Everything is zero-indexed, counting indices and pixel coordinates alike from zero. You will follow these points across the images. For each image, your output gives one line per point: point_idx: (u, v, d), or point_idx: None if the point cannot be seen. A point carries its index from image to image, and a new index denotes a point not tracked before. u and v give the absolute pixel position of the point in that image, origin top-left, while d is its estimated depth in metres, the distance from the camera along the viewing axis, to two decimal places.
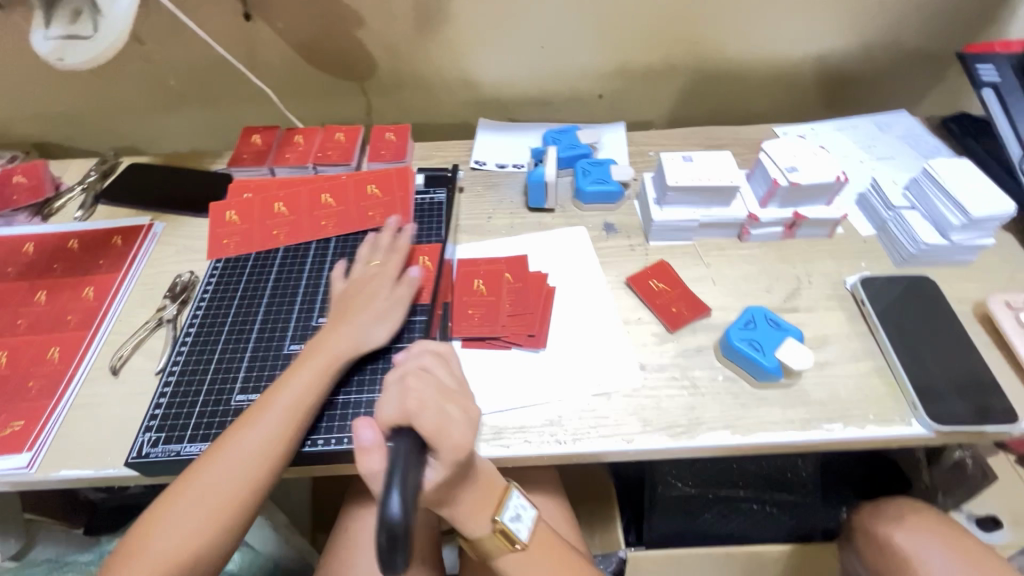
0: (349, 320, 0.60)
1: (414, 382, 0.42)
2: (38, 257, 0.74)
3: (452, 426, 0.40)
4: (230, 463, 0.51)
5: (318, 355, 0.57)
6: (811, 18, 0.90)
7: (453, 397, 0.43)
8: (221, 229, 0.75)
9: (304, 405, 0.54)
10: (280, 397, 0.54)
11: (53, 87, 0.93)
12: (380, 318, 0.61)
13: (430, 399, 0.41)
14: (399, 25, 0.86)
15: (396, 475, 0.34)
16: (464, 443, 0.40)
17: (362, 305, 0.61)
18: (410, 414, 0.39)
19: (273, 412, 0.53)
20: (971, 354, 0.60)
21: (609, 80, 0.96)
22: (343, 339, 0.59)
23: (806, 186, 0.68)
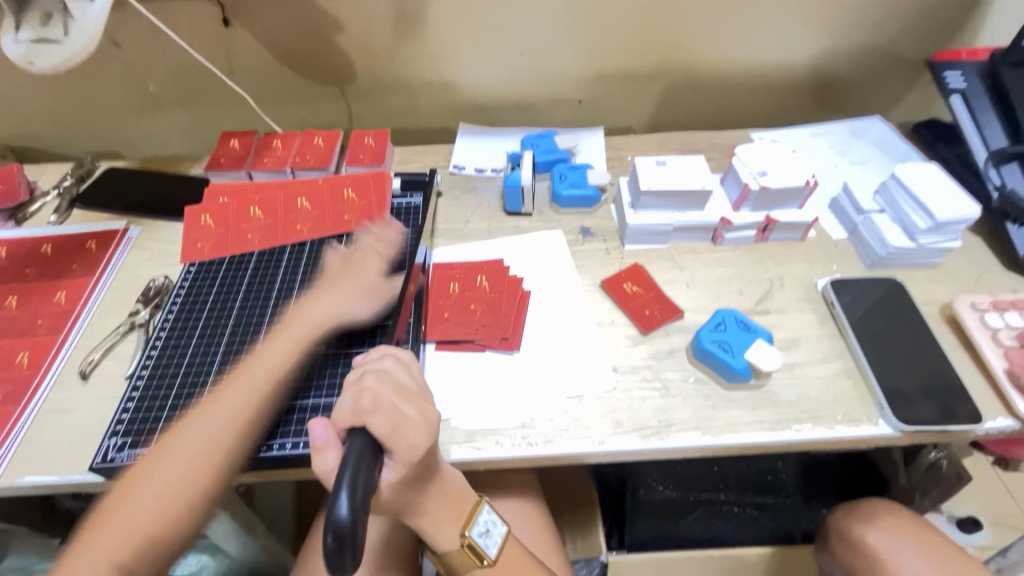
0: (330, 294, 0.64)
1: (371, 379, 0.41)
2: (10, 261, 0.74)
3: (407, 426, 0.39)
4: (195, 436, 0.53)
5: (298, 323, 0.62)
6: (784, 26, 0.92)
7: (411, 396, 0.42)
8: (196, 233, 0.75)
9: (274, 379, 0.57)
10: (250, 367, 0.58)
11: (30, 91, 0.92)
12: (361, 294, 0.64)
13: (386, 397, 0.40)
14: (378, 30, 0.87)
15: (346, 478, 0.34)
16: (418, 444, 0.39)
17: (330, 288, 0.65)
18: (363, 413, 0.38)
19: (240, 385, 0.56)
20: (937, 355, 0.61)
21: (587, 86, 0.97)
22: (310, 315, 0.62)
23: (777, 190, 0.69)
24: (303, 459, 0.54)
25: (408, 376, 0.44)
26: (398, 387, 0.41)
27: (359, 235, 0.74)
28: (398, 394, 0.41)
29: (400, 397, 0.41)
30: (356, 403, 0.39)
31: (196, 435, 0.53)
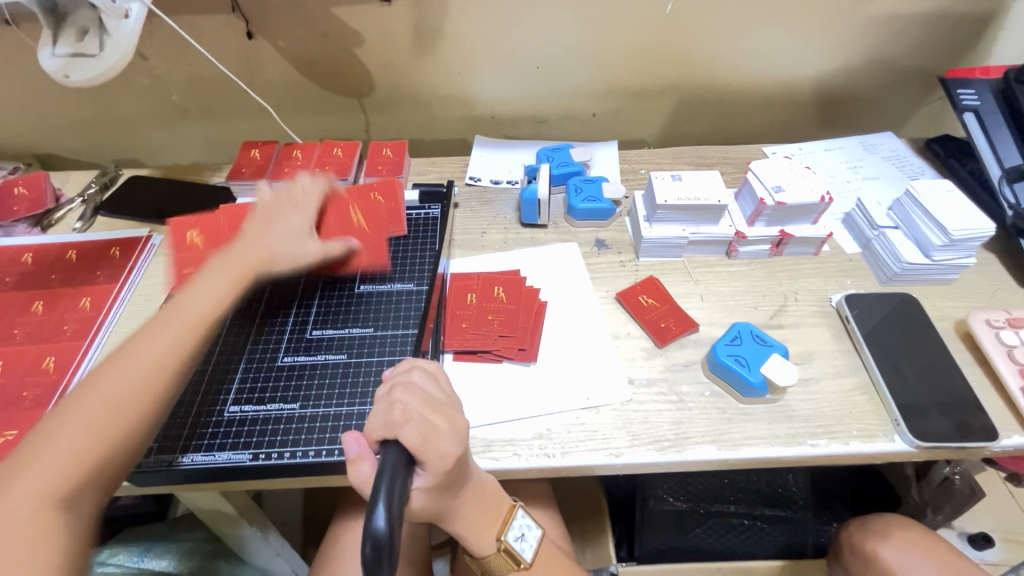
0: (268, 232, 0.62)
1: (400, 393, 0.43)
2: (36, 267, 0.75)
3: (437, 436, 0.41)
4: (120, 380, 0.47)
5: (231, 265, 0.58)
6: (798, 43, 0.93)
7: (440, 407, 0.44)
8: (184, 253, 0.71)
9: (212, 311, 0.54)
10: (183, 307, 0.53)
11: (57, 100, 0.95)
12: (295, 237, 0.63)
13: (416, 410, 0.42)
14: (397, 44, 0.89)
15: (383, 487, 0.35)
16: (449, 453, 0.41)
17: (269, 223, 0.64)
18: (396, 426, 0.40)
19: (173, 322, 0.52)
20: (952, 371, 0.61)
21: (602, 100, 0.98)
22: (260, 247, 0.61)
23: (792, 206, 0.70)
24: (324, 469, 0.55)
25: (436, 388, 0.46)
26: (427, 399, 0.43)
27: None
28: (427, 406, 0.43)
29: (429, 408, 0.43)
30: (388, 416, 0.41)
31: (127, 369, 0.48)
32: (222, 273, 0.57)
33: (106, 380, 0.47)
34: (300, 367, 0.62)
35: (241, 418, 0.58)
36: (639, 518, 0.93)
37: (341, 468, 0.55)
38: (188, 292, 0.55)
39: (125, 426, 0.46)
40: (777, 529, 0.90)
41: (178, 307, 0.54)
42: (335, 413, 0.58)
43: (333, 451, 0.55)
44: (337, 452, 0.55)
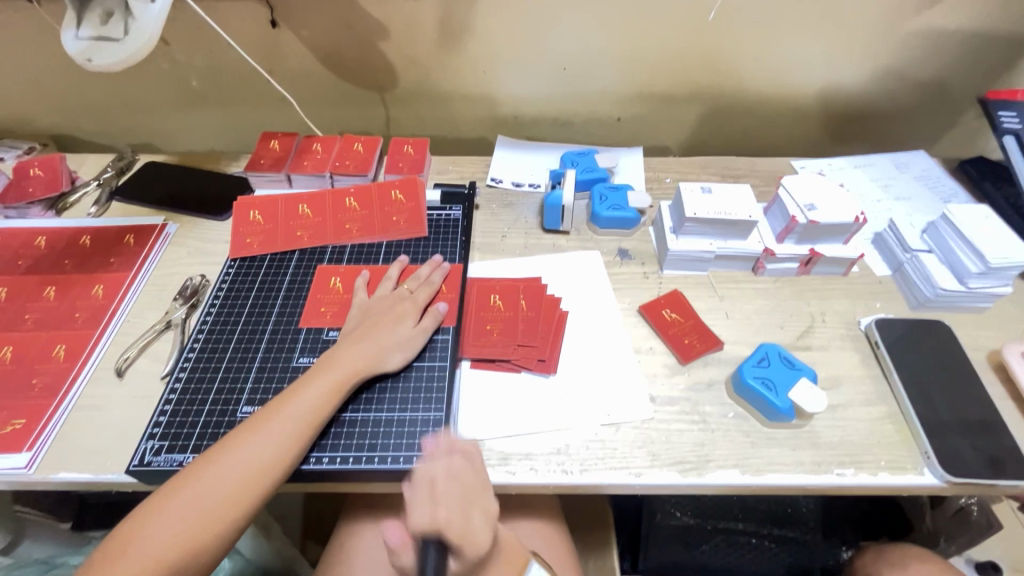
0: (373, 335, 0.60)
1: (442, 484, 0.47)
2: (50, 251, 0.74)
3: (476, 527, 0.44)
4: (229, 476, 0.49)
5: (338, 367, 0.57)
6: (834, 55, 0.90)
7: (476, 497, 0.47)
8: (294, 307, 0.67)
9: (319, 415, 0.54)
10: (292, 406, 0.54)
11: (76, 82, 0.93)
12: (398, 343, 0.61)
13: (457, 504, 0.45)
14: (424, 40, 0.87)
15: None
16: (485, 544, 0.44)
17: (364, 331, 0.61)
18: (438, 521, 0.43)
19: (283, 417, 0.53)
20: (982, 401, 0.59)
21: (628, 105, 0.97)
22: (355, 355, 0.58)
23: (824, 225, 0.68)
24: (341, 476, 0.54)
25: (473, 472, 0.49)
26: (465, 489, 0.47)
27: (399, 243, 0.74)
28: (466, 499, 0.46)
29: (467, 500, 0.46)
30: (431, 511, 0.44)
31: (236, 465, 0.50)
32: (332, 366, 0.57)
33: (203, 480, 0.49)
34: None
35: None
36: (645, 531, 0.91)
37: (357, 475, 0.54)
38: (298, 384, 0.56)
39: (230, 510, 0.48)
40: (786, 549, 0.89)
41: (288, 393, 0.55)
42: (354, 421, 0.57)
43: (350, 459, 0.54)
44: (352, 459, 0.54)
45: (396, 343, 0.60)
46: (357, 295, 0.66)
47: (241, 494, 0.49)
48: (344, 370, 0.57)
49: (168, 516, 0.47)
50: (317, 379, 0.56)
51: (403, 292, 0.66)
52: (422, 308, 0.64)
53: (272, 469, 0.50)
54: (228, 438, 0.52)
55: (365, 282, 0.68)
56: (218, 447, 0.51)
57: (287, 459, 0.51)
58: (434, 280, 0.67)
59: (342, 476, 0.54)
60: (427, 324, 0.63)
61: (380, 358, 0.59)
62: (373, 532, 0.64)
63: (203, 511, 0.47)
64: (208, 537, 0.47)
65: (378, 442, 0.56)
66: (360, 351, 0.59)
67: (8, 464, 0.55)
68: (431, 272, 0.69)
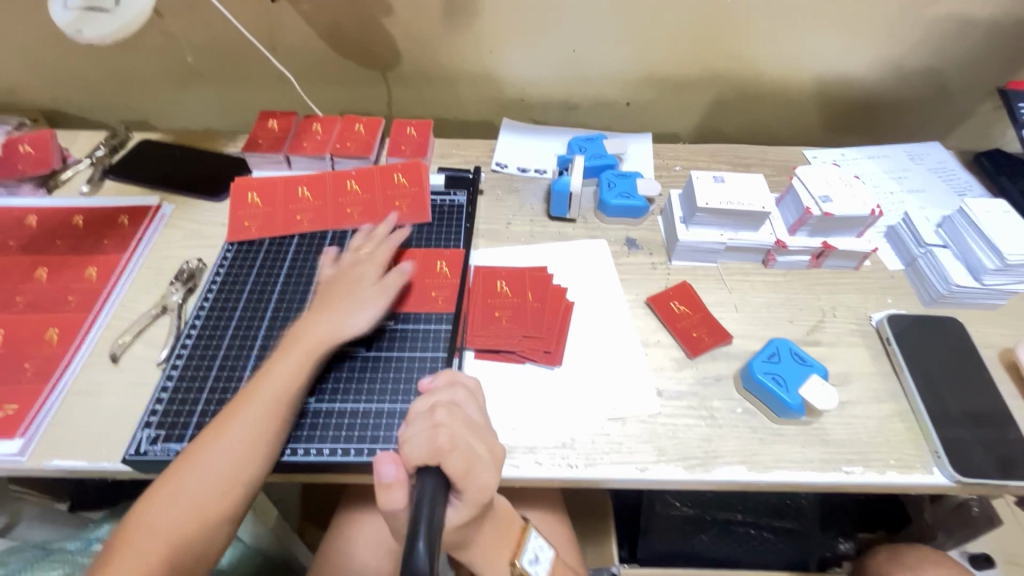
0: (331, 308, 0.59)
1: (444, 417, 0.42)
2: (42, 231, 0.72)
3: (478, 466, 0.40)
4: (215, 468, 0.48)
5: (297, 344, 0.56)
6: (851, 41, 0.88)
7: (479, 433, 0.43)
8: (292, 292, 0.66)
9: (292, 395, 0.53)
10: (260, 390, 0.52)
11: (66, 55, 0.90)
12: (360, 303, 0.60)
13: (460, 436, 0.41)
14: (428, 17, 0.84)
15: (424, 513, 0.34)
16: (487, 485, 0.40)
17: (320, 308, 0.59)
18: (439, 453, 0.39)
19: (259, 400, 0.52)
20: (994, 400, 0.58)
21: (638, 89, 0.94)
22: (314, 327, 0.57)
23: (839, 217, 0.66)
24: (342, 468, 0.53)
25: (475, 412, 0.45)
26: (469, 425, 0.43)
27: (401, 228, 0.72)
28: (469, 433, 0.42)
29: (470, 436, 0.42)
30: (431, 443, 0.40)
31: (217, 457, 0.48)
32: (295, 342, 0.56)
33: (184, 477, 0.48)
34: None
35: None
36: (643, 522, 0.90)
37: (358, 467, 0.53)
38: (271, 364, 0.55)
39: (219, 504, 0.47)
40: (784, 540, 0.88)
41: (261, 376, 0.54)
42: (352, 407, 0.56)
43: (350, 451, 0.53)
44: (354, 451, 0.53)
45: (366, 311, 0.59)
46: (323, 270, 0.65)
47: (227, 487, 0.48)
48: (304, 345, 0.56)
49: (155, 517, 0.46)
50: (281, 359, 0.55)
51: (362, 260, 0.65)
52: (382, 275, 0.63)
53: (255, 456, 0.49)
54: (203, 433, 0.50)
55: (334, 256, 0.67)
56: (196, 443, 0.50)
57: (271, 443, 0.50)
58: (393, 244, 0.66)
59: (342, 469, 0.53)
60: (390, 285, 0.61)
61: (343, 326, 0.58)
62: (373, 523, 0.63)
63: (193, 507, 0.47)
64: (200, 535, 0.46)
65: (380, 434, 0.54)
66: (318, 323, 0.58)
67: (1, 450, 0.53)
68: (391, 238, 0.67)
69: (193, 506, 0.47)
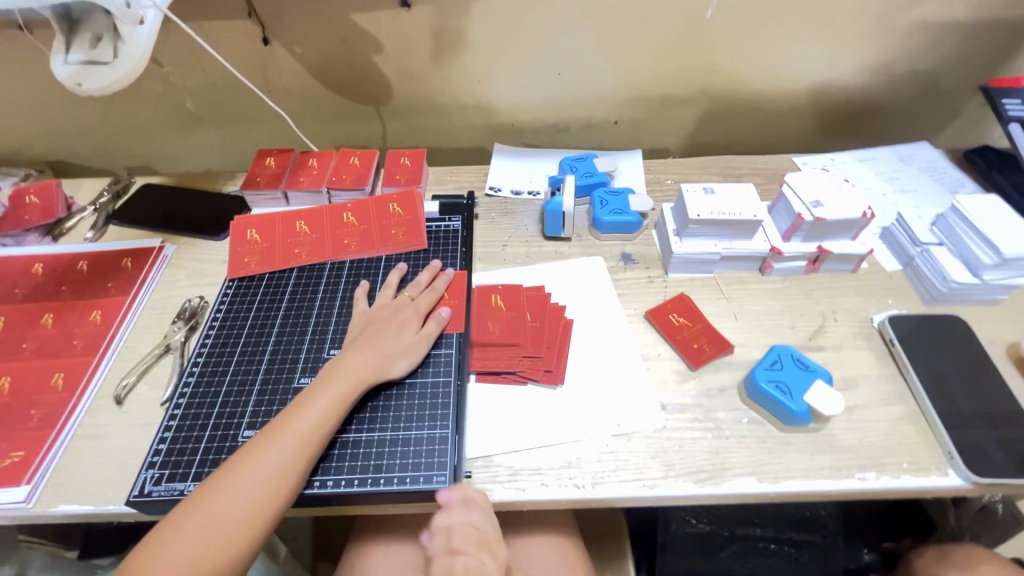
0: (376, 344, 0.59)
1: (457, 541, 0.50)
2: (47, 278, 0.73)
3: None
4: (242, 497, 0.48)
5: (343, 377, 0.56)
6: (830, 50, 0.89)
7: (486, 542, 0.51)
8: (292, 325, 0.66)
9: (328, 429, 0.53)
10: (296, 421, 0.52)
11: (71, 108, 0.93)
12: (402, 349, 0.60)
13: (470, 559, 0.50)
14: (417, 51, 0.86)
15: None
16: None
17: (363, 342, 0.59)
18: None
19: (290, 434, 0.51)
20: (1005, 398, 0.57)
21: (626, 108, 0.96)
22: (360, 360, 0.57)
23: (832, 221, 0.67)
24: (347, 499, 0.52)
25: (484, 524, 0.51)
26: (478, 544, 0.50)
27: (398, 256, 0.73)
28: (478, 551, 0.50)
29: (479, 551, 0.50)
30: (451, 570, 0.49)
31: (248, 486, 0.48)
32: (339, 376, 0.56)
33: (210, 504, 0.47)
34: None
35: None
36: (660, 542, 0.88)
37: (362, 497, 0.53)
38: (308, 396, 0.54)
39: (241, 537, 0.47)
40: (807, 556, 0.86)
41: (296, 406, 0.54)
42: (356, 437, 0.56)
43: (353, 482, 0.53)
44: (357, 482, 0.53)
45: (406, 355, 0.60)
46: (359, 304, 0.66)
47: (253, 519, 0.47)
48: (349, 380, 0.56)
49: (177, 545, 0.45)
50: (321, 390, 0.55)
51: (404, 299, 0.65)
52: (423, 317, 0.64)
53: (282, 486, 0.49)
54: (235, 460, 0.50)
55: (366, 289, 0.68)
56: (226, 470, 0.49)
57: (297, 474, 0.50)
58: (436, 288, 0.67)
59: (347, 499, 0.53)
60: (430, 331, 0.62)
61: (386, 367, 0.58)
62: (383, 555, 0.62)
63: (214, 538, 0.46)
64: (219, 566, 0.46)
65: (383, 463, 0.54)
66: (363, 359, 0.58)
67: (7, 498, 0.54)
68: (429, 278, 0.68)
69: (216, 535, 0.46)
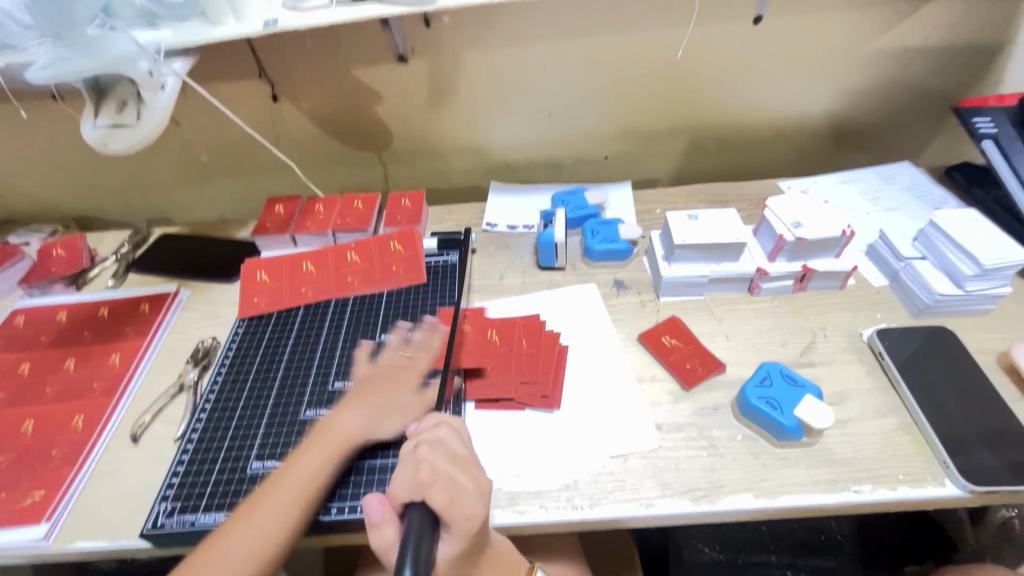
0: (369, 401, 0.59)
1: (426, 452, 0.43)
2: (70, 325, 0.78)
3: (464, 498, 0.41)
4: (227, 566, 0.48)
5: (331, 437, 0.56)
6: (805, 80, 0.94)
7: (465, 464, 0.43)
8: (298, 360, 0.69)
9: (314, 491, 0.53)
10: (282, 485, 0.53)
11: (96, 166, 1.00)
12: (397, 408, 0.59)
13: (442, 469, 0.42)
14: (414, 100, 0.93)
15: (407, 552, 0.36)
16: (475, 514, 0.41)
17: (360, 396, 0.60)
18: (423, 486, 0.41)
19: (274, 499, 0.52)
20: (996, 405, 0.58)
21: (614, 143, 1.01)
22: (352, 421, 0.58)
23: (813, 241, 0.69)
24: (351, 525, 0.54)
25: (459, 444, 0.45)
26: (452, 458, 0.44)
27: (399, 291, 0.77)
28: (453, 465, 0.43)
29: (455, 466, 0.43)
30: (415, 478, 0.41)
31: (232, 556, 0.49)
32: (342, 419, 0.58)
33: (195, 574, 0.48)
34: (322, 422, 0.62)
35: (265, 474, 0.58)
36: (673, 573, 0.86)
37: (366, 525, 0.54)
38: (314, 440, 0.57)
39: None
40: None
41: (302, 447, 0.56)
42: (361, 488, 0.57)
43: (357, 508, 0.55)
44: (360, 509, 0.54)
45: (402, 414, 0.59)
46: (362, 361, 0.66)
47: None
48: (337, 441, 0.56)
49: None
50: (309, 451, 0.55)
51: (404, 356, 0.65)
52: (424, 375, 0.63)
53: (287, 526, 0.51)
54: (223, 526, 0.51)
55: (371, 348, 0.68)
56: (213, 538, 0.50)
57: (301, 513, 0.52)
58: (432, 344, 0.66)
59: (351, 527, 0.54)
60: (428, 395, 0.60)
61: (377, 426, 0.58)
62: None
63: None
64: None
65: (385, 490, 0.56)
66: (354, 419, 0.58)
67: (27, 536, 0.56)
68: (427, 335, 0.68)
69: None
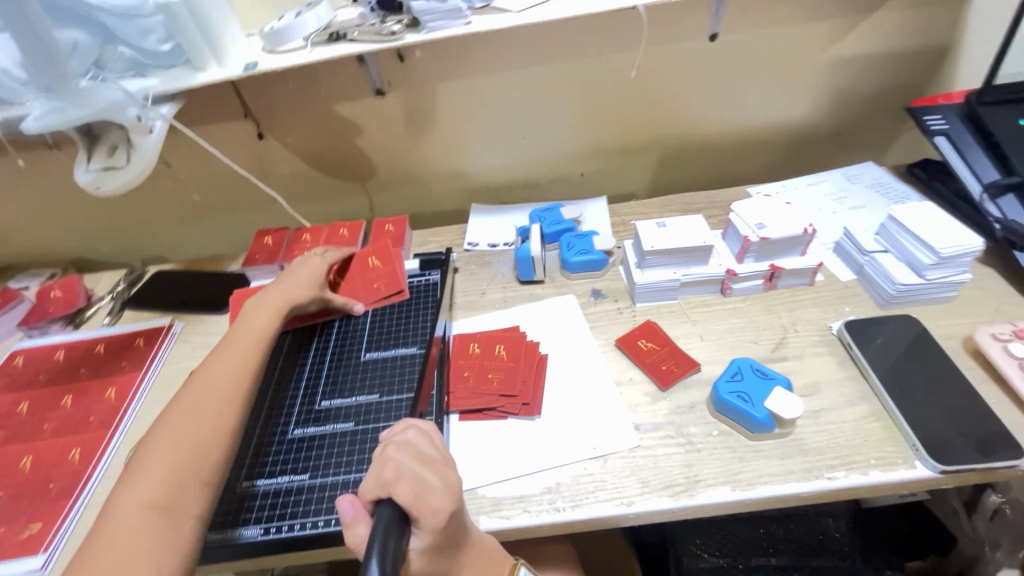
0: (295, 276, 0.74)
1: (393, 452, 0.45)
2: (67, 362, 0.80)
3: (430, 494, 0.43)
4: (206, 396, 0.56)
5: (273, 301, 0.70)
6: (765, 90, 0.98)
7: (433, 464, 0.45)
8: (286, 381, 0.72)
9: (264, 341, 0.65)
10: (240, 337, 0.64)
11: (93, 210, 1.05)
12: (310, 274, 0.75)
13: (408, 466, 0.44)
14: (393, 129, 0.97)
15: (377, 543, 0.37)
16: (441, 508, 0.42)
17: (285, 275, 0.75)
18: (388, 483, 0.42)
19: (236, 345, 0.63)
20: (961, 387, 0.60)
21: (588, 160, 1.05)
22: (284, 288, 0.72)
23: (777, 239, 0.72)
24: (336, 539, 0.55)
25: (430, 446, 0.47)
26: (420, 457, 0.45)
27: (382, 310, 0.79)
28: (420, 464, 0.44)
29: (421, 465, 0.44)
30: (380, 475, 0.43)
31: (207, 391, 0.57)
32: (231, 364, 0.61)
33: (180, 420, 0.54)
34: (310, 439, 0.64)
35: (253, 491, 0.60)
36: None
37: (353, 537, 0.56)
38: (199, 385, 0.58)
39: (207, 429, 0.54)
40: None
41: (200, 389, 0.58)
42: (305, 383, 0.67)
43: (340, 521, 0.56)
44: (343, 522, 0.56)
45: (317, 287, 0.75)
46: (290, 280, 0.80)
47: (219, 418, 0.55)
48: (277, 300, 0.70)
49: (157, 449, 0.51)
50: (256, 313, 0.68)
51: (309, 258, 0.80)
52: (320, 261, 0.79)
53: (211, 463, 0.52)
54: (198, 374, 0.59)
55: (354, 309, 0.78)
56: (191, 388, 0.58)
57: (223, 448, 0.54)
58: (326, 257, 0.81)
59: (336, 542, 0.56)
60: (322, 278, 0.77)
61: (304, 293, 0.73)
62: None
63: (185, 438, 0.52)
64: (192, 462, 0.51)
65: None
66: (287, 287, 0.72)
67: (24, 567, 0.57)
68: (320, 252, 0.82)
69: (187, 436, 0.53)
